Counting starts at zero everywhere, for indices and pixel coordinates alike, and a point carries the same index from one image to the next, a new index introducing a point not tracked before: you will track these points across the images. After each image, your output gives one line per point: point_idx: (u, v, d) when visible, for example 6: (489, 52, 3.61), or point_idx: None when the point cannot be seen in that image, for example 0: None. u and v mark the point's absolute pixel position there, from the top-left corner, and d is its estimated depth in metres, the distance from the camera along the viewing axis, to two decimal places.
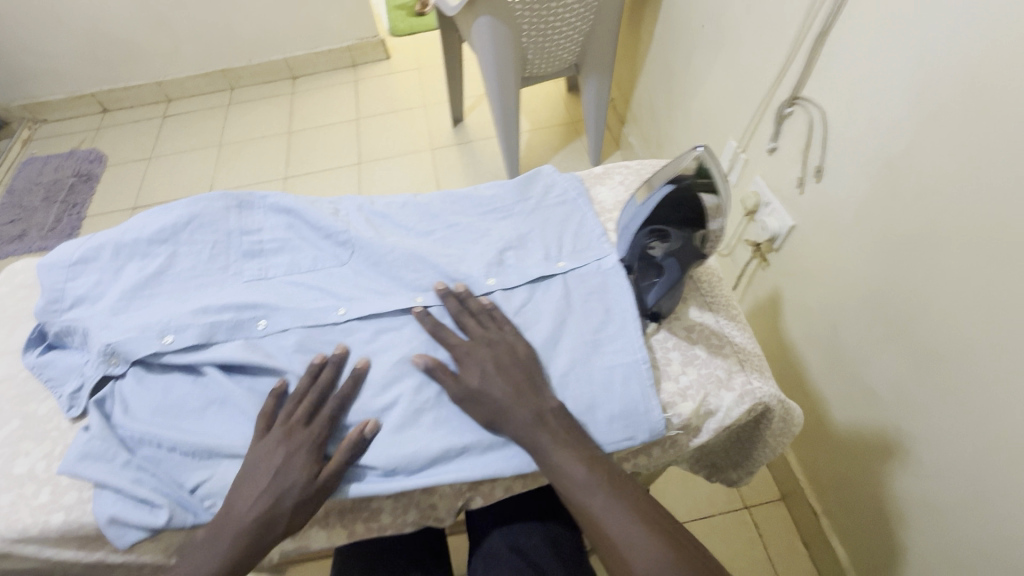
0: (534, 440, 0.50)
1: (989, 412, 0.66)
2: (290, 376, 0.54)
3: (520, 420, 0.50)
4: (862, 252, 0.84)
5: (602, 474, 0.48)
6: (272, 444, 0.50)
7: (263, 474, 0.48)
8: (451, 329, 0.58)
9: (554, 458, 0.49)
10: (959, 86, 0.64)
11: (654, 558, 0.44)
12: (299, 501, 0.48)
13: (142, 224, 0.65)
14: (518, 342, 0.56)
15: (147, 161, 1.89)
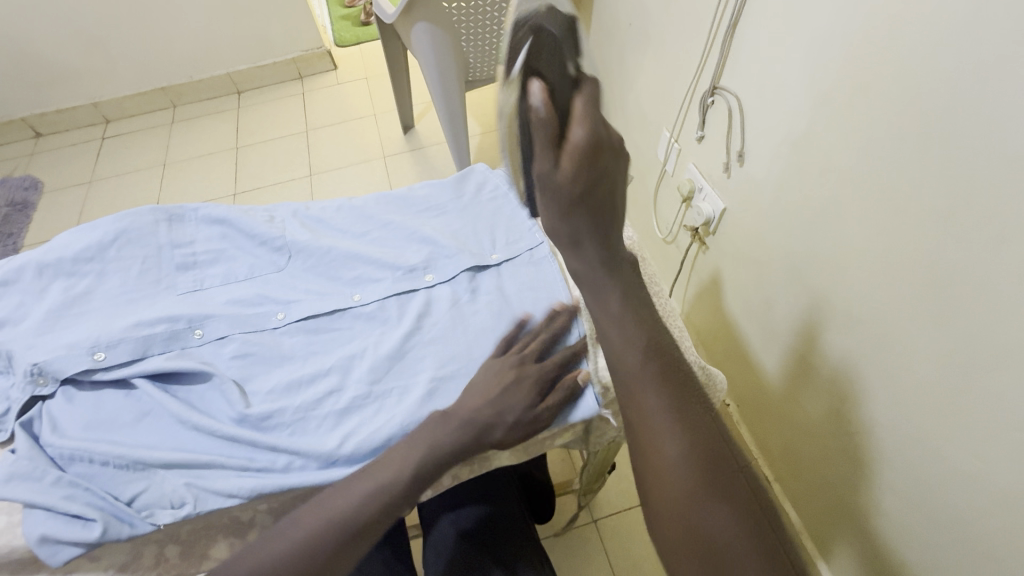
0: (620, 344, 0.40)
1: (897, 365, 0.72)
2: (548, 317, 0.60)
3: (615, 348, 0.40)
4: (784, 229, 0.89)
5: (693, 436, 0.36)
6: (510, 365, 0.54)
7: (492, 387, 0.52)
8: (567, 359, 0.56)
9: (632, 357, 0.40)
10: (848, 70, 0.70)
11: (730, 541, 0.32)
12: (516, 420, 0.51)
13: (65, 244, 0.64)
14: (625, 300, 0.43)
15: (87, 184, 1.83)
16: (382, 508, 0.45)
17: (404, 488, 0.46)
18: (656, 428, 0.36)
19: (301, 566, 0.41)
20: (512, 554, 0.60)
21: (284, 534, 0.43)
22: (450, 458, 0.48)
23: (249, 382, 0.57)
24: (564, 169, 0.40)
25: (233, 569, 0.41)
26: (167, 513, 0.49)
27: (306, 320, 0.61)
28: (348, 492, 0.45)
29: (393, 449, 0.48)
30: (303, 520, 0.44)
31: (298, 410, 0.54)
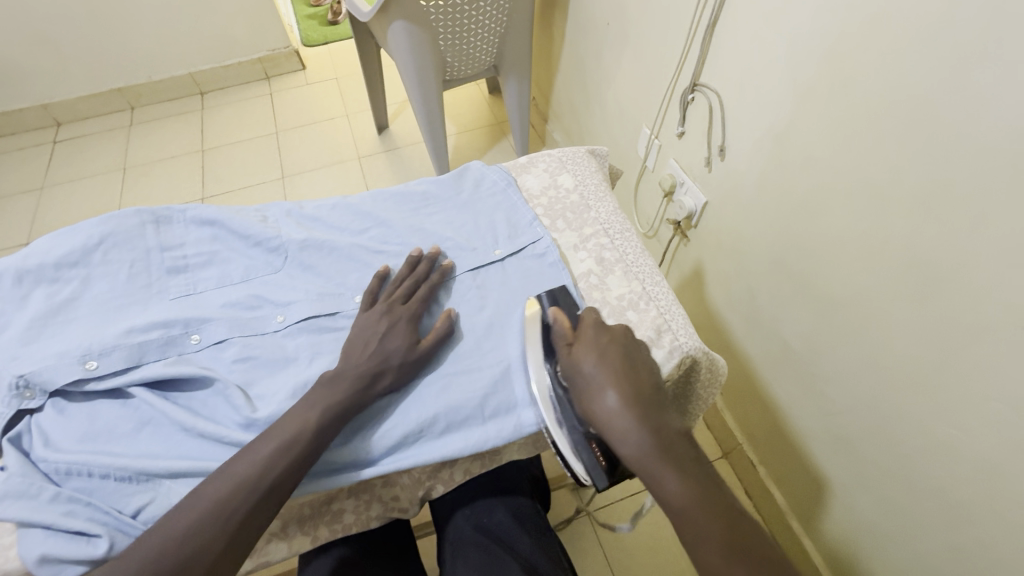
0: (609, 407, 0.49)
1: (877, 346, 0.76)
2: (409, 265, 0.63)
3: (631, 437, 0.47)
4: (766, 219, 0.92)
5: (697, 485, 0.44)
6: (380, 316, 0.58)
7: (373, 336, 0.56)
8: (577, 463, 0.50)
9: (619, 413, 0.48)
10: (826, 65, 0.74)
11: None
12: (401, 362, 0.55)
13: (44, 250, 0.61)
14: (666, 433, 0.47)
15: (39, 191, 1.72)
16: (289, 465, 0.47)
17: (310, 444, 0.48)
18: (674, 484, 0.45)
19: (215, 527, 0.44)
20: (529, 543, 0.60)
21: (200, 500, 0.45)
22: (349, 408, 0.51)
23: (254, 386, 0.55)
24: (586, 360, 0.52)
25: (201, 501, 0.44)
26: None
27: (307, 321, 0.60)
28: (303, 414, 0.49)
29: (293, 412, 0.50)
30: (215, 485, 0.45)
31: None
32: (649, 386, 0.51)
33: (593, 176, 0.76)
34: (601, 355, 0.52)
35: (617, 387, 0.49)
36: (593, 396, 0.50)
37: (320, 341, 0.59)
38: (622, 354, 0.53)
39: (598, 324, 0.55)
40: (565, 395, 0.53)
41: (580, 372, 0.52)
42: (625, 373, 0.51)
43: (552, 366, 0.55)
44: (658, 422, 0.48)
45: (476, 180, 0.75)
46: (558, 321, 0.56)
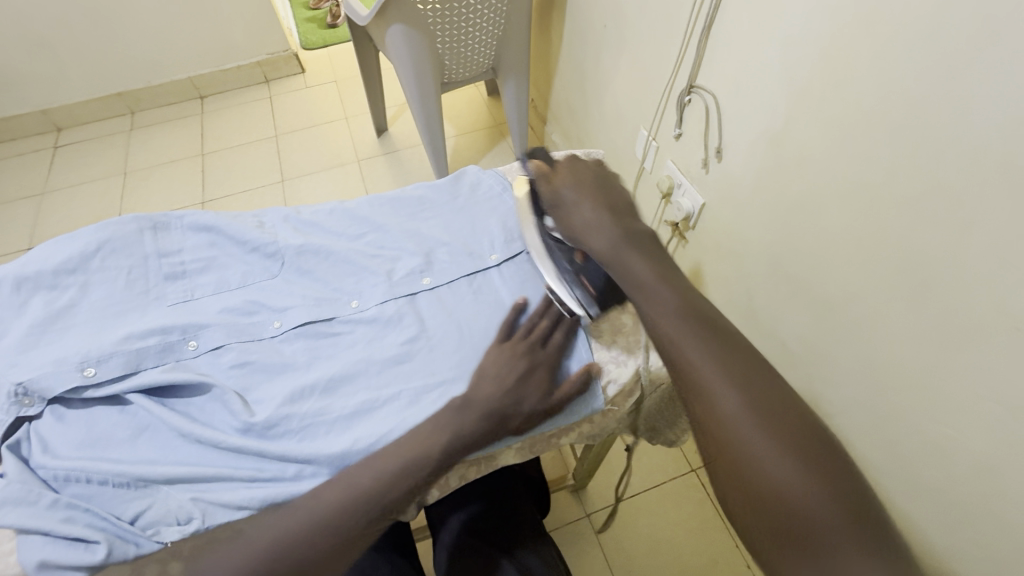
0: (615, 254, 0.59)
1: (874, 347, 0.76)
2: (546, 304, 0.61)
3: (604, 245, 0.60)
4: (763, 220, 0.93)
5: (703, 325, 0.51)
6: (518, 355, 0.55)
7: (511, 372, 0.54)
8: (572, 288, 0.60)
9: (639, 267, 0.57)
10: (819, 67, 0.74)
11: (736, 400, 0.46)
12: (534, 409, 0.53)
13: (43, 257, 0.61)
14: (661, 281, 0.56)
15: (40, 196, 1.73)
16: (369, 515, 0.46)
17: (438, 464, 0.49)
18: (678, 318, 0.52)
19: (332, 535, 0.45)
20: (524, 548, 0.61)
21: (319, 498, 0.46)
22: (477, 439, 0.51)
23: (251, 392, 0.56)
24: (571, 198, 0.65)
25: (318, 505, 0.46)
26: (174, 530, 0.48)
27: (304, 326, 0.60)
28: (433, 429, 0.50)
29: (379, 451, 0.49)
30: (333, 488, 0.47)
31: (304, 418, 0.53)
32: (622, 211, 0.65)
33: None
34: (575, 183, 0.67)
35: (596, 209, 0.63)
36: (584, 229, 0.62)
37: (316, 346, 0.59)
38: (591, 182, 0.68)
39: (577, 173, 0.68)
40: (555, 242, 0.65)
41: (559, 201, 0.66)
42: (600, 198, 0.65)
43: (541, 220, 0.67)
44: (666, 279, 0.57)
45: (472, 184, 0.76)
46: (541, 174, 0.69)
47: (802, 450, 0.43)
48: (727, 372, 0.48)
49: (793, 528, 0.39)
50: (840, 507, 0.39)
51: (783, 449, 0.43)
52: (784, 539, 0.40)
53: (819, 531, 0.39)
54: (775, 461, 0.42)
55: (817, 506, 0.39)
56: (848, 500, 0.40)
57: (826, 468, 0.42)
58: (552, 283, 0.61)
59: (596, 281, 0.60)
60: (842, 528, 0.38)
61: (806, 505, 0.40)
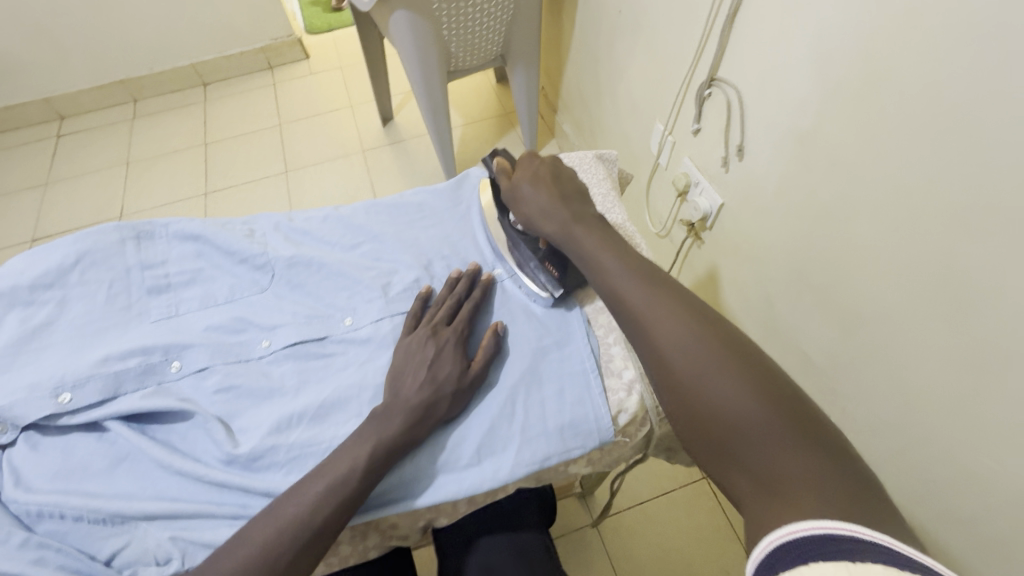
0: (565, 225, 0.55)
1: (905, 367, 0.71)
2: (447, 286, 0.60)
3: (560, 221, 0.55)
4: (787, 225, 0.87)
5: (649, 284, 0.48)
6: (424, 341, 0.54)
7: (422, 363, 0.52)
8: (539, 276, 0.60)
9: (585, 235, 0.54)
10: (856, 62, 0.68)
11: (688, 352, 0.42)
12: (453, 391, 0.51)
13: (19, 271, 0.58)
14: (606, 249, 0.52)
15: (43, 187, 1.71)
16: (337, 507, 0.44)
17: (359, 487, 0.46)
18: (627, 286, 0.48)
19: (262, 573, 0.42)
20: None
21: (247, 542, 0.43)
22: (402, 446, 0.48)
23: (235, 419, 0.52)
24: (523, 186, 0.59)
25: (247, 542, 0.43)
26: (153, 570, 0.45)
27: (294, 347, 0.57)
28: (353, 453, 0.47)
29: (339, 451, 0.47)
30: (260, 529, 0.43)
31: (293, 452, 0.50)
32: (577, 193, 0.59)
33: (602, 185, 0.71)
34: (533, 178, 0.59)
35: (542, 188, 0.58)
36: (540, 220, 0.57)
37: (305, 370, 0.56)
38: (553, 174, 0.60)
39: (530, 157, 0.62)
40: (518, 233, 0.62)
41: (517, 198, 0.60)
42: (555, 184, 0.59)
43: (503, 216, 0.63)
44: (600, 233, 0.54)
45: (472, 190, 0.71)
46: (501, 172, 0.63)
47: (744, 372, 0.40)
48: (665, 307, 0.45)
49: (735, 448, 0.37)
50: (782, 420, 0.37)
51: (724, 372, 0.40)
52: (732, 461, 0.38)
53: (760, 441, 0.37)
54: (718, 383, 0.40)
55: (758, 423, 0.37)
56: (794, 413, 0.38)
57: (774, 388, 0.39)
58: (521, 276, 0.61)
59: (557, 264, 0.58)
60: (787, 440, 0.36)
61: (749, 422, 0.37)
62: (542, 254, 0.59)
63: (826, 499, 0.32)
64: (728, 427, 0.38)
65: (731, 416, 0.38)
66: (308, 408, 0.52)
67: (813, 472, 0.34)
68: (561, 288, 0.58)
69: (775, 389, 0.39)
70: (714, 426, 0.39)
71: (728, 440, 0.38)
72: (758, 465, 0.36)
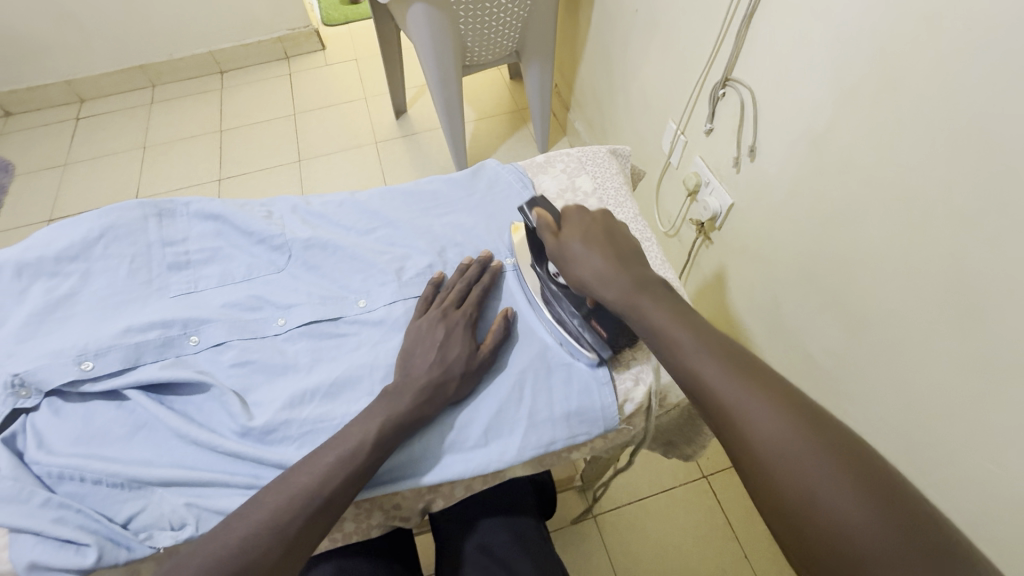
0: (623, 292, 0.49)
1: (911, 371, 0.71)
2: (459, 271, 0.61)
3: (621, 289, 0.49)
4: (797, 226, 0.87)
5: (731, 365, 0.41)
6: (437, 323, 0.55)
7: (433, 345, 0.53)
8: (585, 335, 0.55)
9: (647, 301, 0.48)
10: (870, 65, 0.68)
11: (787, 453, 0.36)
12: (461, 372, 0.53)
13: (44, 243, 0.60)
14: (673, 321, 0.45)
15: (61, 168, 1.74)
16: (348, 477, 0.46)
17: (370, 459, 0.47)
18: (701, 360, 0.42)
19: (273, 541, 0.42)
20: (531, 567, 0.57)
21: (258, 509, 0.43)
22: (410, 423, 0.50)
23: (250, 392, 0.54)
24: (574, 247, 0.54)
25: (259, 508, 0.43)
26: (167, 535, 0.46)
27: (309, 325, 0.58)
28: (364, 424, 0.48)
29: (352, 424, 0.49)
30: (272, 496, 0.44)
31: (306, 425, 0.51)
32: (632, 254, 0.53)
33: (614, 179, 0.72)
34: (585, 236, 0.54)
35: (593, 254, 0.52)
36: (593, 286, 0.51)
37: (320, 348, 0.57)
38: (606, 232, 0.55)
39: (576, 212, 0.56)
40: (559, 288, 0.56)
41: (566, 257, 0.54)
42: (609, 244, 0.53)
43: (543, 266, 0.58)
44: (670, 303, 0.47)
45: (489, 179, 0.72)
46: (542, 224, 0.57)
47: (866, 484, 0.33)
48: (763, 395, 0.39)
49: None
50: (919, 556, 0.30)
51: (840, 483, 0.33)
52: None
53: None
54: (841, 504, 0.33)
55: (889, 557, 0.30)
56: (932, 546, 0.30)
57: (901, 506, 0.32)
58: (565, 334, 0.57)
59: (608, 327, 0.54)
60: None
61: (876, 548, 0.31)
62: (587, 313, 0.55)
63: None
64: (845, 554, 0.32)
65: (848, 537, 0.32)
66: (322, 384, 0.54)
67: None
68: (609, 351, 0.55)
69: (906, 509, 0.32)
70: (827, 552, 0.32)
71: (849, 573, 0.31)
72: None
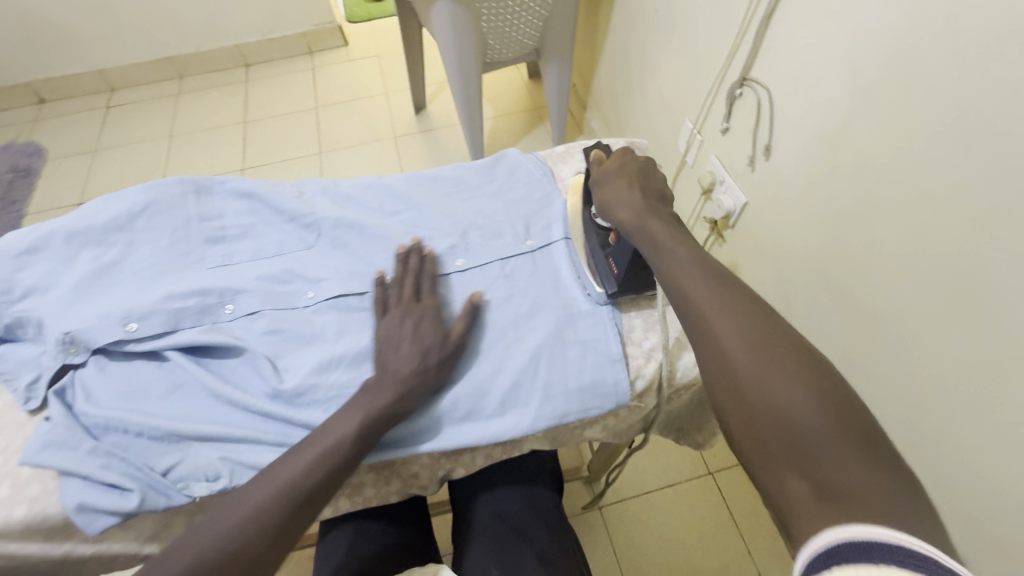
0: (637, 215, 0.58)
1: (920, 367, 0.72)
2: (401, 266, 0.61)
3: (634, 212, 0.58)
4: (810, 224, 0.88)
5: (714, 285, 0.49)
6: (401, 318, 0.56)
7: (403, 338, 0.54)
8: (601, 266, 0.62)
9: (655, 228, 0.56)
10: (886, 64, 0.70)
11: (748, 351, 0.44)
12: (438, 359, 0.54)
13: (92, 214, 0.63)
14: (674, 243, 0.54)
15: (91, 154, 1.80)
16: (327, 473, 0.47)
17: (348, 455, 0.48)
18: (690, 281, 0.50)
19: (255, 534, 0.44)
20: (545, 536, 0.61)
21: (240, 505, 0.45)
22: (389, 419, 0.50)
23: (281, 358, 0.57)
24: (605, 175, 0.63)
25: (243, 503, 0.45)
26: (203, 486, 0.49)
27: (336, 298, 0.61)
28: (343, 423, 0.49)
29: (331, 422, 0.49)
30: (255, 492, 0.46)
31: (334, 390, 0.54)
32: (657, 193, 0.62)
33: None
34: (620, 168, 0.63)
35: (629, 184, 0.61)
36: (612, 208, 0.60)
37: (346, 320, 0.60)
38: (641, 171, 0.63)
39: (624, 153, 0.65)
40: (593, 223, 0.64)
41: (600, 183, 0.63)
42: (639, 180, 0.62)
43: (587, 207, 0.66)
44: (675, 231, 0.56)
45: (509, 167, 0.75)
46: (592, 158, 0.67)
47: (812, 381, 0.41)
48: (738, 311, 0.46)
49: (795, 452, 0.38)
50: (843, 431, 0.38)
51: (791, 378, 0.41)
52: (791, 468, 0.38)
53: (816, 446, 0.38)
54: (786, 391, 0.41)
55: (819, 430, 0.38)
56: (855, 425, 0.38)
57: (839, 403, 0.39)
58: (585, 269, 0.63)
59: (619, 263, 0.59)
60: (844, 447, 0.37)
61: (810, 425, 0.39)
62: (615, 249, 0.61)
63: (890, 508, 0.33)
64: (787, 428, 0.39)
65: (791, 416, 0.40)
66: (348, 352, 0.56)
67: (873, 479, 0.35)
68: (615, 287, 0.60)
69: (843, 400, 0.40)
70: (772, 427, 0.40)
71: (786, 442, 0.39)
72: (812, 467, 0.37)
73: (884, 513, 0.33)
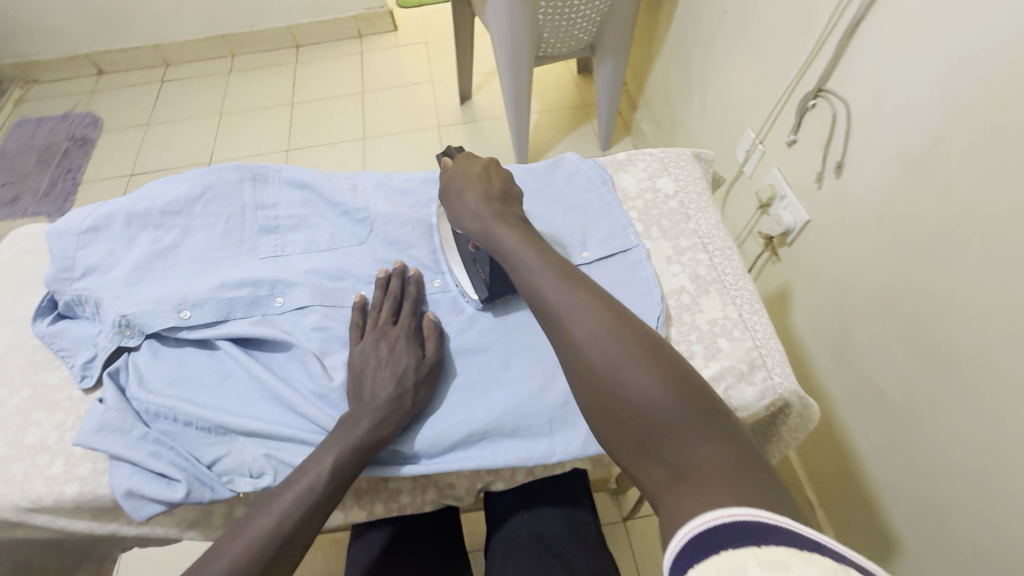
0: (482, 225, 0.56)
1: (993, 417, 0.66)
2: (379, 288, 0.58)
3: (478, 221, 0.56)
4: (881, 250, 0.83)
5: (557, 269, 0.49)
6: (377, 342, 0.54)
7: (380, 363, 0.53)
8: (473, 274, 0.60)
9: (499, 230, 0.54)
10: (990, 86, 0.64)
11: (600, 338, 0.43)
12: (415, 380, 0.52)
13: (152, 195, 0.64)
14: (519, 248, 0.52)
15: (143, 127, 1.84)
16: (306, 513, 0.45)
17: (329, 490, 0.46)
18: (536, 271, 0.49)
19: None
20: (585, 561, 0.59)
21: (218, 558, 0.42)
22: (371, 448, 0.48)
23: (328, 356, 0.56)
24: (452, 186, 0.61)
25: (220, 558, 0.42)
26: (247, 481, 0.49)
27: None
28: (318, 459, 0.47)
29: (307, 461, 0.47)
30: (231, 545, 0.43)
31: None
32: (504, 192, 0.60)
33: (697, 184, 0.71)
34: (463, 174, 0.60)
35: (464, 194, 0.59)
36: (461, 219, 0.58)
37: None
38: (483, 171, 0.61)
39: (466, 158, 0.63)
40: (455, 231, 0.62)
41: (447, 195, 0.61)
42: (484, 184, 0.59)
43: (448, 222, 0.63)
44: (522, 231, 0.54)
45: (568, 171, 0.72)
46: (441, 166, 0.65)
47: (660, 364, 0.40)
48: (585, 301, 0.46)
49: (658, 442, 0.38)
50: (689, 409, 0.38)
51: (638, 362, 0.41)
52: (650, 453, 0.38)
53: (672, 431, 0.37)
54: (638, 379, 0.40)
55: (670, 412, 0.38)
56: (697, 398, 0.39)
57: (686, 381, 0.40)
58: (457, 277, 0.61)
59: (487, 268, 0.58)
60: (694, 427, 0.37)
61: (663, 413, 0.38)
62: (479, 254, 0.60)
63: (735, 481, 0.34)
64: (645, 416, 0.39)
65: (647, 405, 0.39)
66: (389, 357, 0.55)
67: (722, 451, 0.36)
68: (488, 292, 0.58)
69: (690, 375, 0.41)
70: (634, 421, 0.39)
71: (649, 432, 0.38)
72: (674, 455, 0.37)
73: (725, 494, 0.33)
